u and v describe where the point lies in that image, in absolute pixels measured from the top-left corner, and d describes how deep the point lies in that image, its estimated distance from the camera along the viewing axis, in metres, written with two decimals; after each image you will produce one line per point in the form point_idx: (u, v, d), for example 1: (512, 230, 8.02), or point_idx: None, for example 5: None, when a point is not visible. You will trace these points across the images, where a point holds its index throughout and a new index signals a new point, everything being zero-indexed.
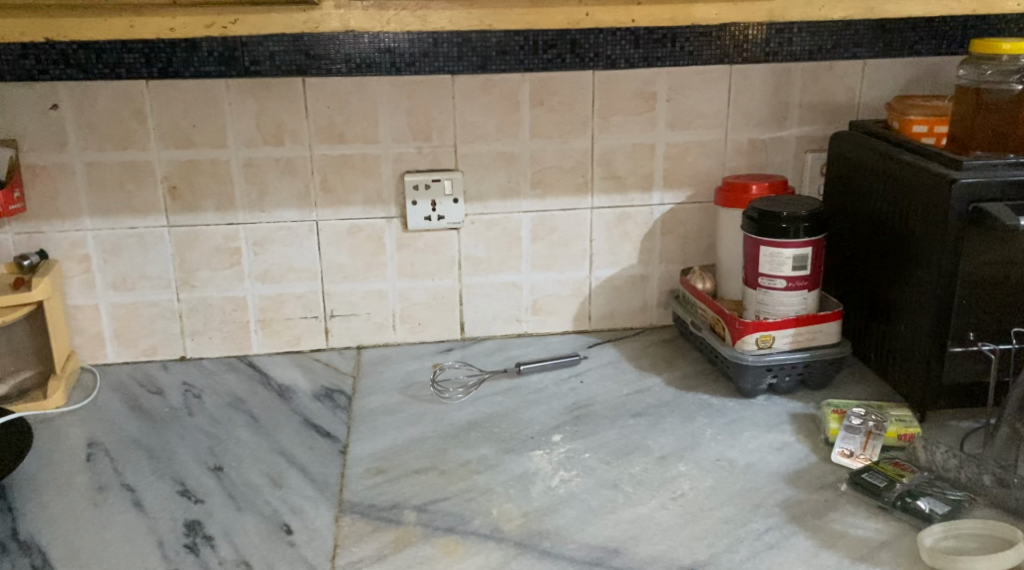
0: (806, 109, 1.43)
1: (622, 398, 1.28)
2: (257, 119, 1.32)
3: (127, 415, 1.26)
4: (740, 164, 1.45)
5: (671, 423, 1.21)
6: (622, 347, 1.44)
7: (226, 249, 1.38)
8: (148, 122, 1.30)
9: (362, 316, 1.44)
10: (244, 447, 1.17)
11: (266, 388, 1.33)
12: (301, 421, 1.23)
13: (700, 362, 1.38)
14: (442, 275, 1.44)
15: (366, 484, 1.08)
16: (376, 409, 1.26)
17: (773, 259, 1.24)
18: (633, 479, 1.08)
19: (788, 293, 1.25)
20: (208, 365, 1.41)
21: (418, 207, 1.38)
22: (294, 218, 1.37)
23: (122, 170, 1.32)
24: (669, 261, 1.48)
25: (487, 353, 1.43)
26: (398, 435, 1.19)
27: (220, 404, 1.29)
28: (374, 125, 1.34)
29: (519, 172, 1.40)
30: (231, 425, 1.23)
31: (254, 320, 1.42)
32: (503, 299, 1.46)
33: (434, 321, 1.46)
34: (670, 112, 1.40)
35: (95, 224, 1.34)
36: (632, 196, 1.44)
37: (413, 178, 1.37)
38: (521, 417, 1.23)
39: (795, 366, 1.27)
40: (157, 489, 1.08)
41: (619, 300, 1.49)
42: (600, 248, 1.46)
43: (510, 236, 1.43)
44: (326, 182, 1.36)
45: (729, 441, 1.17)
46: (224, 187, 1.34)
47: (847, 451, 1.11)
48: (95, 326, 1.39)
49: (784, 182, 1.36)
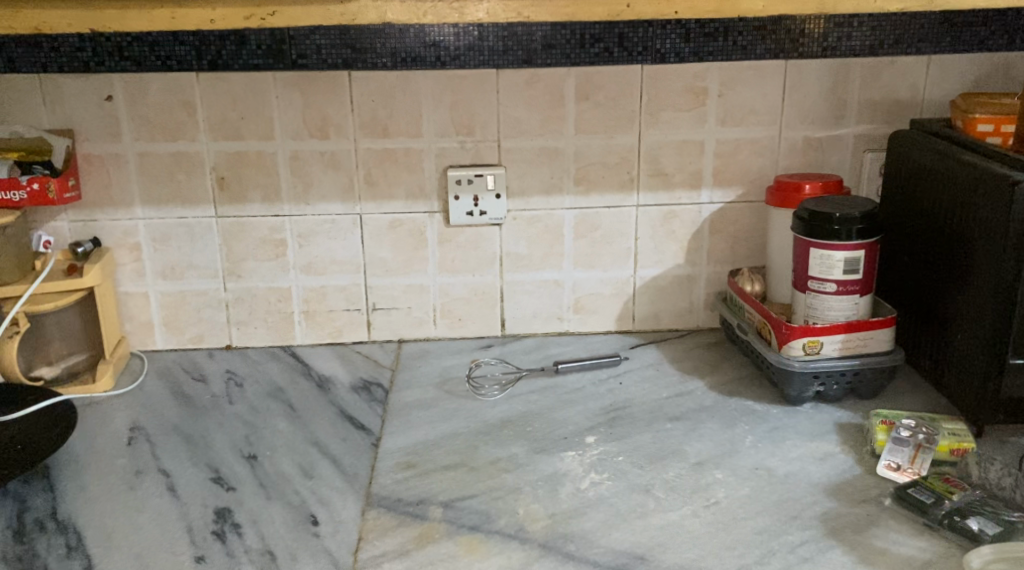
0: (864, 106, 1.38)
1: (661, 402, 1.25)
2: (302, 112, 1.33)
3: (170, 402, 1.28)
4: (794, 162, 1.40)
5: (710, 429, 1.18)
6: (666, 349, 1.41)
7: (272, 241, 1.39)
8: (197, 114, 1.32)
9: (403, 310, 1.44)
10: (278, 437, 1.18)
11: (307, 378, 1.34)
12: (337, 412, 1.24)
13: (746, 367, 1.34)
14: (483, 271, 1.43)
15: (395, 478, 1.08)
16: (411, 403, 1.26)
17: (823, 261, 1.20)
18: (665, 484, 1.06)
19: (839, 298, 1.20)
20: (251, 355, 1.42)
21: (460, 202, 1.38)
22: (338, 211, 1.38)
23: (171, 161, 1.34)
24: (717, 261, 1.44)
25: (526, 351, 1.41)
26: (430, 430, 1.18)
27: (260, 393, 1.30)
28: (416, 120, 1.34)
29: (562, 168, 1.38)
30: (268, 414, 1.24)
31: (298, 311, 1.43)
32: (545, 297, 1.45)
33: (475, 317, 1.45)
34: (720, 108, 1.36)
35: (146, 213, 1.36)
36: (680, 194, 1.40)
37: (455, 172, 1.36)
38: (555, 416, 1.21)
39: (844, 373, 1.22)
40: (191, 475, 1.09)
41: (665, 300, 1.46)
42: (645, 247, 1.43)
43: (553, 233, 1.41)
44: (370, 176, 1.36)
45: (769, 449, 1.13)
46: (271, 179, 1.36)
47: (893, 465, 1.06)
48: (144, 313, 1.42)
49: (839, 182, 1.31)
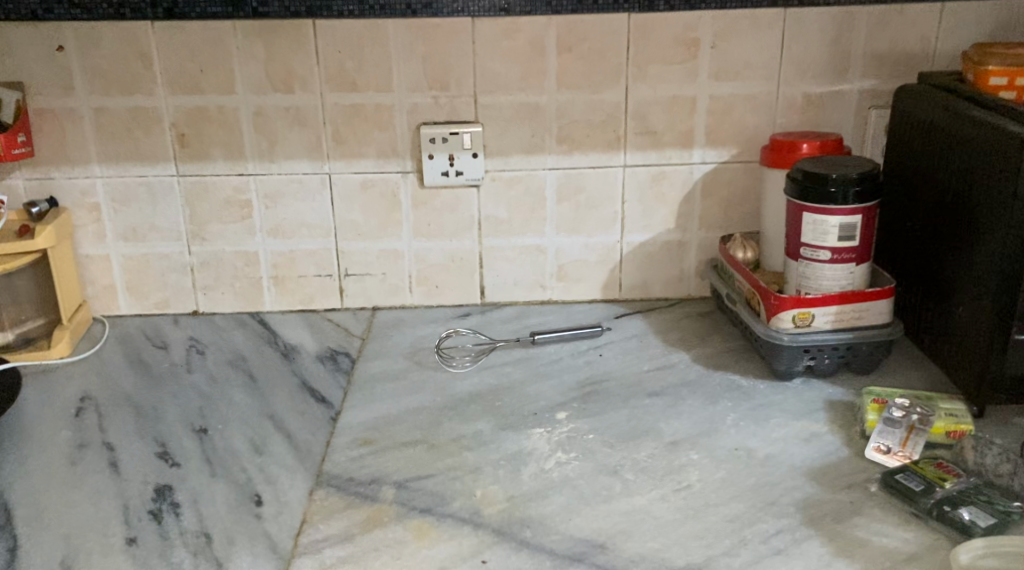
0: (869, 60, 1.28)
1: (641, 376, 1.18)
2: (265, 65, 1.25)
3: (126, 370, 1.22)
4: (792, 120, 1.31)
5: (690, 406, 1.10)
6: (653, 320, 1.34)
7: (237, 202, 1.32)
8: (154, 67, 1.25)
9: (377, 276, 1.37)
10: (234, 410, 1.11)
11: (271, 346, 1.28)
12: (298, 383, 1.17)
13: (735, 339, 1.26)
14: (461, 236, 1.35)
15: (349, 456, 1.01)
16: (377, 375, 1.19)
17: (817, 227, 1.12)
18: (635, 465, 0.98)
19: (833, 267, 1.12)
20: (218, 321, 1.36)
21: (435, 161, 1.30)
22: (305, 170, 1.31)
23: (129, 116, 1.27)
24: (710, 227, 1.36)
25: (504, 321, 1.34)
26: (394, 404, 1.12)
27: (221, 361, 1.24)
28: (387, 73, 1.26)
29: (543, 126, 1.29)
30: (226, 385, 1.17)
31: (266, 277, 1.36)
32: (526, 263, 1.37)
33: (452, 284, 1.38)
34: (713, 61, 1.27)
35: (104, 171, 1.30)
36: (669, 154, 1.32)
37: (429, 130, 1.28)
38: (526, 391, 1.14)
39: (837, 348, 1.14)
40: (136, 449, 1.03)
41: (653, 267, 1.38)
42: (632, 211, 1.34)
43: (534, 195, 1.33)
44: (338, 133, 1.29)
45: (752, 429, 1.05)
46: (234, 137, 1.28)
47: (883, 447, 0.98)
48: (107, 277, 1.36)
49: (839, 141, 1.21)
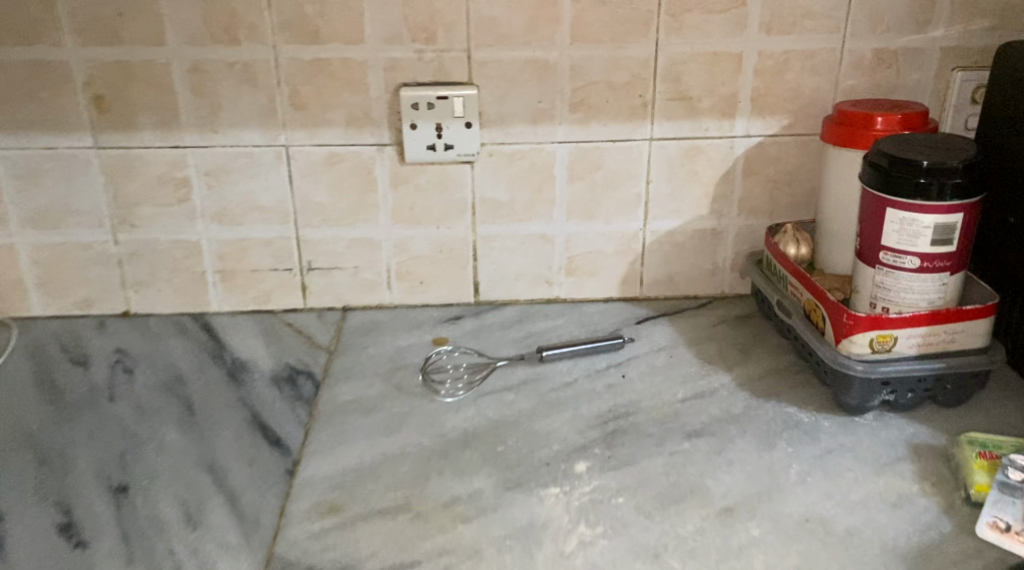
0: (957, 9, 1.03)
1: (675, 408, 0.95)
2: (202, 8, 0.98)
3: (32, 396, 0.98)
4: (859, 83, 1.06)
5: (740, 452, 0.88)
6: (682, 327, 1.10)
7: (173, 180, 1.06)
8: (59, 9, 0.98)
9: (347, 270, 1.12)
10: (164, 456, 0.88)
11: (217, 362, 1.03)
12: (247, 418, 0.93)
13: (786, 354, 1.04)
14: (450, 222, 1.10)
15: (310, 532, 0.78)
16: (347, 405, 0.95)
17: (903, 228, 0.88)
18: (681, 548, 0.76)
19: (921, 277, 0.89)
20: (153, 325, 1.11)
21: (418, 131, 1.04)
22: (257, 142, 1.05)
23: (31, 73, 1.00)
24: (752, 212, 1.12)
25: (504, 327, 1.10)
26: (368, 449, 0.89)
27: (153, 384, 0.99)
28: (356, 20, 1.00)
29: (554, 88, 1.04)
30: (157, 420, 0.93)
31: (212, 271, 1.11)
32: (529, 255, 1.13)
33: (440, 280, 1.13)
34: (766, 9, 1.02)
35: (3, 142, 1.03)
36: (707, 124, 1.07)
37: (410, 92, 1.02)
38: (535, 430, 0.91)
39: (922, 379, 0.91)
40: (32, 519, 0.80)
41: (682, 260, 1.14)
42: (659, 193, 1.10)
43: (541, 173, 1.08)
44: (297, 95, 1.03)
45: (822, 488, 0.83)
46: (166, 100, 1.02)
47: (1000, 524, 0.77)
48: (14, 270, 1.10)
49: (922, 114, 0.97)
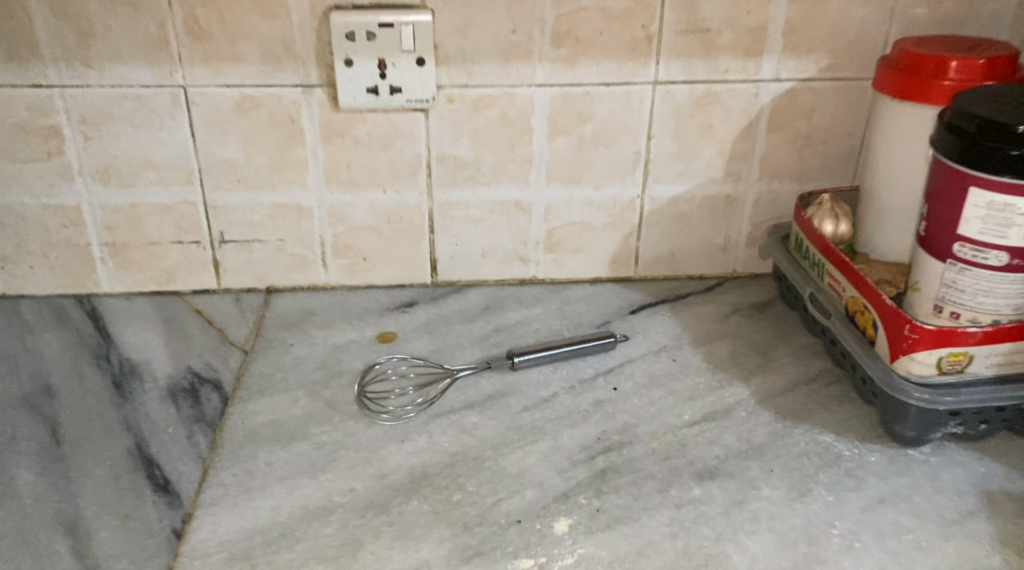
0: None
1: (682, 435, 0.74)
2: None
3: None
4: (920, 14, 0.83)
5: (767, 503, 0.68)
6: (686, 318, 0.89)
7: (38, 129, 0.82)
8: None
9: (271, 244, 0.90)
10: (10, 510, 0.66)
11: (99, 365, 0.81)
12: (128, 449, 0.72)
13: (815, 359, 0.83)
14: (400, 186, 0.88)
15: None
16: (262, 431, 0.74)
17: (991, 214, 0.66)
18: None
19: (1008, 279, 0.68)
20: (24, 311, 0.88)
21: (355, 70, 0.81)
22: (146, 81, 0.81)
23: None
24: (776, 175, 0.90)
25: (466, 319, 0.89)
26: (284, 498, 0.68)
27: (11, 398, 0.77)
28: None
29: (531, 16, 0.80)
30: (8, 451, 0.71)
31: (98, 244, 0.88)
32: (499, 227, 0.91)
33: (388, 256, 0.92)
34: None
35: None
36: (726, 64, 0.84)
37: (344, 19, 0.79)
38: (502, 469, 0.71)
39: (999, 408, 0.71)
40: None
41: (688, 233, 0.93)
42: (662, 151, 0.88)
43: (514, 125, 0.85)
44: (196, 21, 0.78)
45: (875, 559, 0.64)
46: (21, 23, 0.77)
47: None
48: None
49: (1011, 57, 0.74)
